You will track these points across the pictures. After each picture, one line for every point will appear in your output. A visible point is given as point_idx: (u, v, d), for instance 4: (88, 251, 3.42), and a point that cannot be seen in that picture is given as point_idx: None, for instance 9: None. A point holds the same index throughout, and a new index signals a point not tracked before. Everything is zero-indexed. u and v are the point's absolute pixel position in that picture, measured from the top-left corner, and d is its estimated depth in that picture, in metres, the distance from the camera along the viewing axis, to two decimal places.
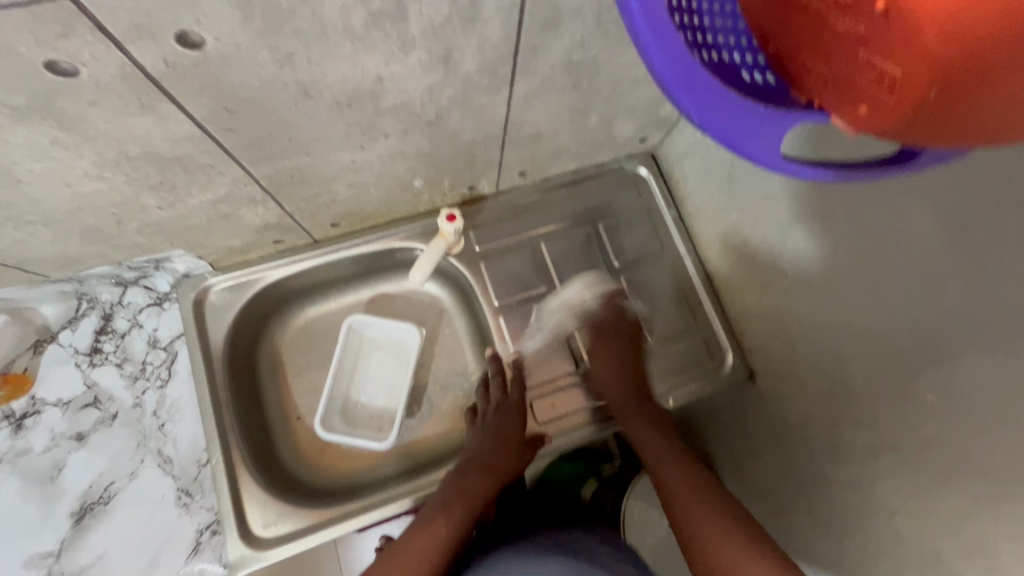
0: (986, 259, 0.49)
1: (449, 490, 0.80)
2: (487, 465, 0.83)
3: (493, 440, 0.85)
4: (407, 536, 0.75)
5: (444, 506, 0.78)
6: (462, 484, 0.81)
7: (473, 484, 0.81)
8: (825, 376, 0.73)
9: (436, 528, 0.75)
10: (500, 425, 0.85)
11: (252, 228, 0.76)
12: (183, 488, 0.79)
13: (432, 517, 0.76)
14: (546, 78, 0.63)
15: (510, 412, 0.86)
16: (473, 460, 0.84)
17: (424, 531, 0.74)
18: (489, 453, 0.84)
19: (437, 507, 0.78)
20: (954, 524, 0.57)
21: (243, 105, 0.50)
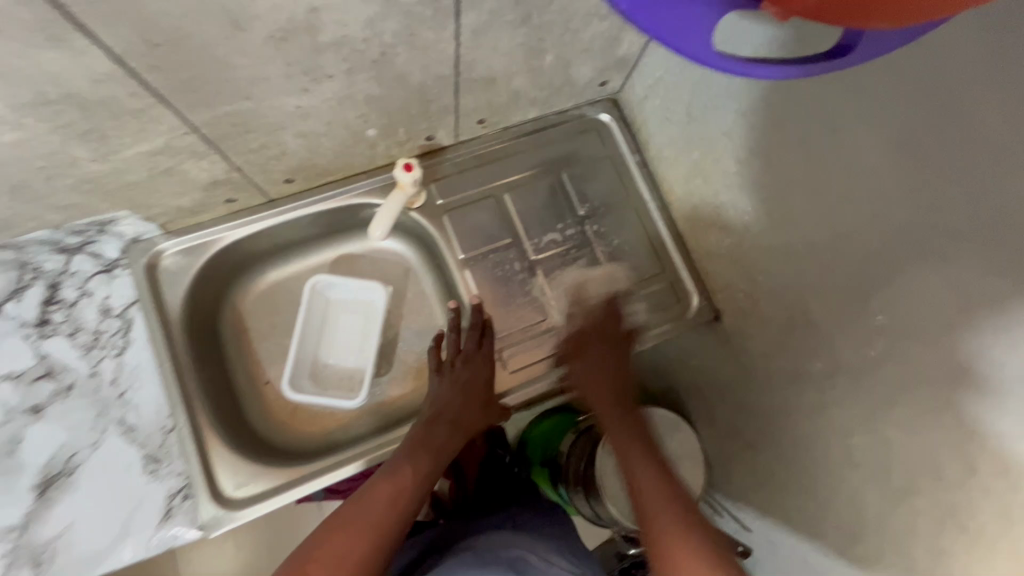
0: (938, 171, 0.50)
1: (415, 440, 0.79)
2: (456, 420, 0.83)
3: (461, 391, 0.85)
4: (371, 483, 0.71)
5: (411, 456, 0.75)
6: (430, 438, 0.80)
7: (440, 436, 0.80)
8: (785, 309, 0.75)
9: (403, 475, 0.73)
10: (470, 381, 0.85)
11: (200, 185, 0.73)
12: (151, 455, 0.78)
13: (399, 463, 0.74)
14: (493, 11, 0.61)
15: (481, 366, 0.86)
16: (442, 414, 0.83)
17: (391, 477, 0.72)
18: (459, 408, 0.83)
19: (403, 456, 0.76)
20: (905, 436, 0.59)
21: (167, 38, 0.47)
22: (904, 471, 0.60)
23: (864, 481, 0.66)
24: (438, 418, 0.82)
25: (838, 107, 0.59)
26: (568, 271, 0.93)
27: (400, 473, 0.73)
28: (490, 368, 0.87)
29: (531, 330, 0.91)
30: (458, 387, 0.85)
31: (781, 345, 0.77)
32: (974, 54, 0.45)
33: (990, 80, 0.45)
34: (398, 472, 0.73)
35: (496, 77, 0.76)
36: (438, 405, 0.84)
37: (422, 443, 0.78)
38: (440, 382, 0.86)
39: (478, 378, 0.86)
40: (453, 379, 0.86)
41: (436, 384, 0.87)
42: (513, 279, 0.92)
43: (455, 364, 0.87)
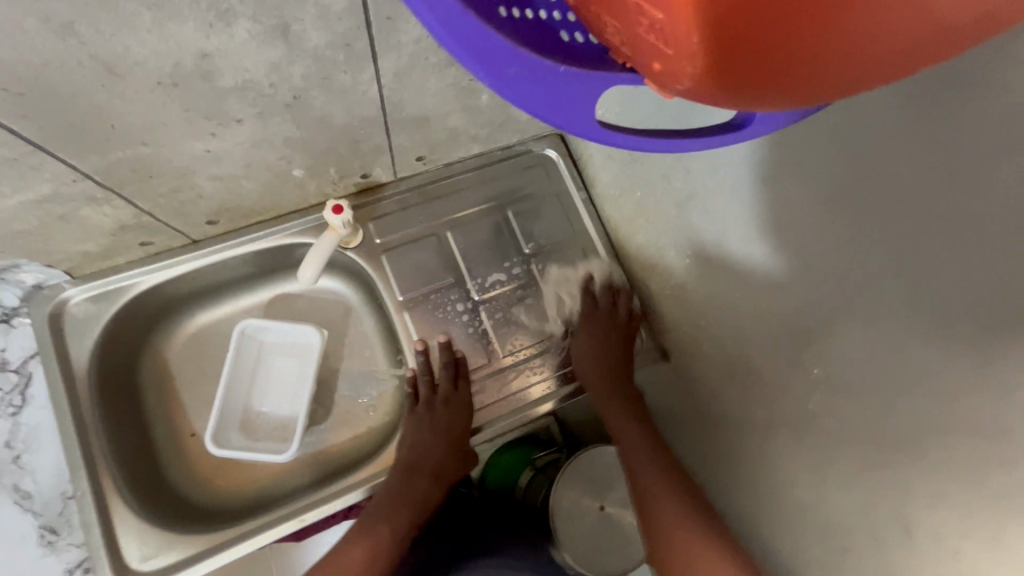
0: (864, 226, 0.49)
1: (390, 494, 0.78)
2: (437, 470, 0.81)
3: (441, 438, 0.82)
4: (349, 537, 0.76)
5: (387, 513, 0.76)
6: (408, 491, 0.78)
7: (419, 490, 0.79)
8: (728, 355, 0.73)
9: (378, 533, 0.76)
10: (449, 425, 0.82)
11: (106, 230, 0.67)
12: (47, 525, 0.71)
13: (376, 523, 0.76)
14: (414, 54, 0.58)
15: (461, 409, 0.83)
16: (422, 464, 0.80)
17: (366, 537, 0.75)
18: (439, 458, 0.81)
19: (380, 512, 0.77)
20: (846, 494, 0.57)
21: (32, 86, 0.42)
22: (844, 529, 0.58)
23: (808, 535, 0.63)
24: (418, 470, 0.80)
25: (768, 155, 0.57)
26: (514, 311, 0.90)
27: (373, 534, 0.75)
28: (469, 409, 0.83)
29: (503, 366, 0.88)
30: (438, 433, 0.82)
31: (726, 390, 0.75)
32: (889, 112, 0.44)
33: (906, 140, 0.44)
34: (372, 532, 0.75)
35: (430, 117, 0.73)
36: (417, 452, 0.81)
37: (397, 499, 0.77)
38: (417, 425, 0.83)
39: (457, 423, 0.82)
40: (432, 422, 0.82)
41: (413, 426, 0.83)
42: (456, 319, 0.88)
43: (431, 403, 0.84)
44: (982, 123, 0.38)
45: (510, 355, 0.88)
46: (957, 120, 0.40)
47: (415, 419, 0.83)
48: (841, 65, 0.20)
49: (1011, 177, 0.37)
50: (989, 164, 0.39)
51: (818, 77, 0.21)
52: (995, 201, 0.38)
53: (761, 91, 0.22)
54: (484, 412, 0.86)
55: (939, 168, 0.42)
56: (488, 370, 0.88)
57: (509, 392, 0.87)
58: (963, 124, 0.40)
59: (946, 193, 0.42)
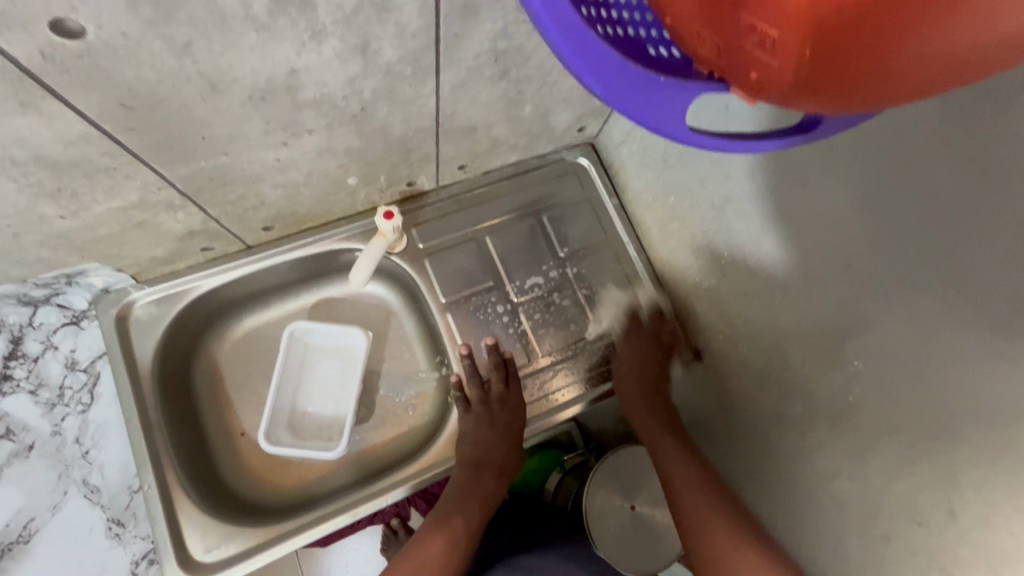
0: (903, 223, 0.52)
1: (459, 488, 0.82)
2: (501, 466, 0.85)
3: (502, 435, 0.85)
4: (424, 532, 0.79)
5: (460, 504, 0.81)
6: (478, 484, 0.83)
7: (487, 484, 0.83)
8: (763, 351, 0.76)
9: (452, 523, 0.80)
10: (510, 425, 0.85)
11: (175, 236, 0.71)
12: (115, 518, 0.75)
13: (449, 514, 0.80)
14: (472, 68, 0.62)
15: (517, 410, 0.86)
16: (487, 459, 0.84)
17: (441, 528, 0.78)
18: (503, 455, 0.85)
19: (451, 505, 0.81)
20: (888, 482, 0.59)
21: (143, 101, 0.47)
22: (885, 516, 0.60)
23: (848, 525, 0.66)
24: (485, 465, 0.84)
25: (806, 159, 0.60)
26: (549, 312, 0.93)
27: (450, 523, 0.79)
28: (522, 409, 0.87)
29: (543, 365, 0.91)
30: (499, 432, 0.85)
31: (761, 386, 0.77)
32: (925, 117, 0.47)
33: (943, 143, 0.46)
34: (448, 522, 0.79)
35: (476, 127, 0.77)
36: (481, 449, 0.84)
37: (466, 492, 0.82)
38: (478, 424, 0.85)
39: (517, 421, 0.86)
40: (489, 421, 0.85)
41: (471, 425, 0.86)
42: (495, 321, 0.92)
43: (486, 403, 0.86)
44: (1020, 126, 0.41)
45: (550, 355, 0.92)
46: (996, 122, 0.42)
47: (468, 419, 0.86)
48: (930, 68, 0.23)
49: None
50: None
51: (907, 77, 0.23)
52: None
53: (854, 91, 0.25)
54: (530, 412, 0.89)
55: (979, 168, 0.44)
56: (531, 370, 0.91)
57: (553, 389, 0.90)
58: (1003, 126, 0.42)
59: (985, 191, 0.44)
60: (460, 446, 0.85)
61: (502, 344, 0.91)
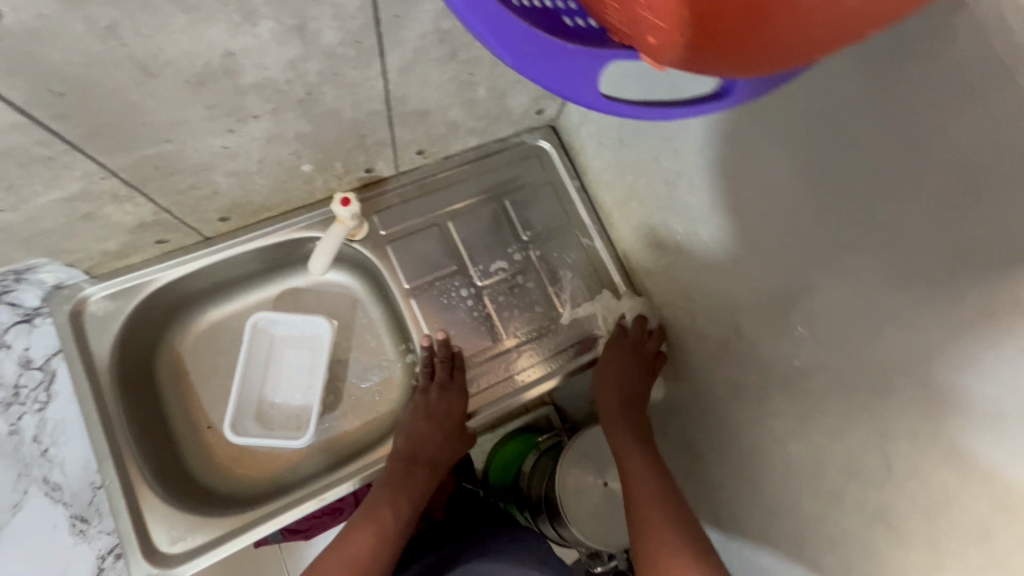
0: (839, 190, 0.53)
1: (392, 481, 0.82)
2: (433, 459, 0.85)
3: (436, 427, 0.86)
4: (350, 529, 0.78)
5: (391, 500, 0.80)
6: (408, 480, 0.83)
7: (419, 478, 0.84)
8: (719, 324, 0.78)
9: (382, 517, 0.79)
10: (445, 415, 0.86)
11: (126, 228, 0.70)
12: (78, 514, 0.75)
13: (378, 508, 0.80)
14: (418, 49, 0.62)
15: (456, 398, 0.86)
16: (419, 453, 0.85)
17: (370, 525, 0.78)
18: (436, 448, 0.86)
19: (383, 499, 0.80)
20: (832, 442, 0.62)
21: (72, 86, 0.46)
22: (832, 475, 0.63)
23: (801, 488, 0.68)
24: (418, 459, 0.84)
25: (748, 132, 0.62)
26: (514, 295, 0.94)
27: (379, 519, 0.79)
28: (461, 399, 0.87)
29: (502, 350, 0.92)
30: (434, 422, 0.86)
31: (718, 359, 0.80)
32: (851, 83, 0.49)
33: (867, 110, 0.48)
34: (377, 516, 0.79)
35: (430, 111, 0.77)
36: (415, 442, 0.85)
37: (398, 486, 0.82)
38: (416, 415, 0.86)
39: (453, 412, 0.86)
40: (427, 411, 0.86)
41: (411, 415, 0.87)
42: (461, 305, 0.92)
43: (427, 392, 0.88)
44: (932, 88, 0.43)
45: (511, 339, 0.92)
46: (912, 87, 0.44)
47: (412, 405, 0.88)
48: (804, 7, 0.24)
49: (958, 130, 0.42)
50: (944, 122, 0.43)
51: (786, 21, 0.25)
52: (947, 159, 0.43)
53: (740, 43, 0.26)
54: (474, 400, 0.89)
55: (898, 133, 0.46)
56: (483, 354, 0.92)
57: (514, 370, 0.91)
58: (913, 93, 0.44)
59: (904, 156, 0.46)
60: (395, 439, 0.86)
61: (465, 330, 0.91)
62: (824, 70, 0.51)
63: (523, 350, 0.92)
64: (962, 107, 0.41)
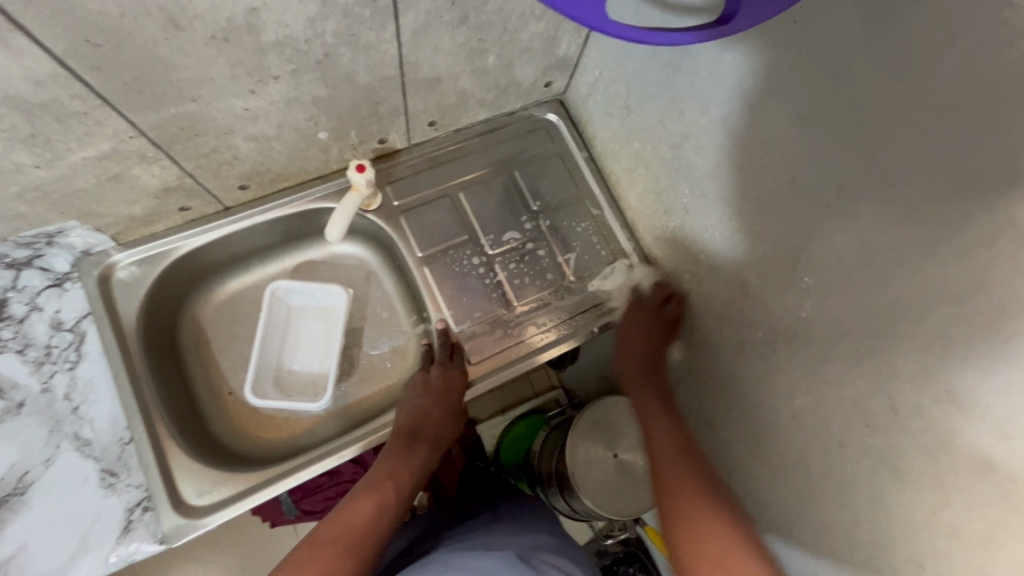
0: (842, 134, 0.55)
1: (394, 455, 0.81)
2: (433, 437, 0.85)
3: (436, 403, 0.86)
4: (352, 498, 0.75)
5: (392, 471, 0.79)
6: (409, 454, 0.82)
7: (421, 453, 0.83)
8: (726, 283, 0.79)
9: (383, 489, 0.76)
10: (445, 391, 0.86)
11: (151, 191, 0.73)
12: (107, 468, 0.77)
13: (380, 479, 0.77)
14: (430, 11, 0.64)
15: (456, 375, 0.87)
16: (420, 430, 0.84)
17: (371, 493, 0.75)
18: (436, 425, 0.85)
19: (384, 471, 0.79)
20: (837, 389, 0.63)
21: (107, 37, 0.49)
22: (838, 424, 0.64)
23: (808, 440, 0.69)
24: (418, 435, 0.84)
25: (752, 87, 0.64)
26: (523, 264, 0.96)
27: (380, 488, 0.76)
28: (462, 375, 0.88)
29: (512, 318, 0.93)
30: (434, 399, 0.86)
31: (726, 318, 0.81)
32: (851, 26, 0.51)
33: (865, 51, 0.50)
34: (377, 488, 0.76)
35: (442, 79, 0.79)
36: (415, 418, 0.85)
37: (401, 459, 0.81)
38: (416, 392, 0.87)
39: (452, 386, 0.87)
40: (425, 387, 0.87)
41: (410, 393, 0.87)
42: (473, 273, 0.94)
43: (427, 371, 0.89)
44: (931, 22, 0.44)
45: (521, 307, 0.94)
46: (913, 22, 0.46)
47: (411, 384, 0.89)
48: None
49: (954, 59, 0.44)
50: (939, 51, 0.45)
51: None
52: (943, 87, 0.45)
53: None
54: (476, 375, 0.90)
55: (897, 69, 0.48)
56: (489, 324, 0.93)
57: (525, 335, 0.93)
58: (912, 30, 0.46)
59: (902, 91, 0.48)
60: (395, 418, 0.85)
61: (478, 297, 0.93)
62: (823, 13, 0.53)
63: (535, 319, 0.94)
64: (954, 35, 0.43)
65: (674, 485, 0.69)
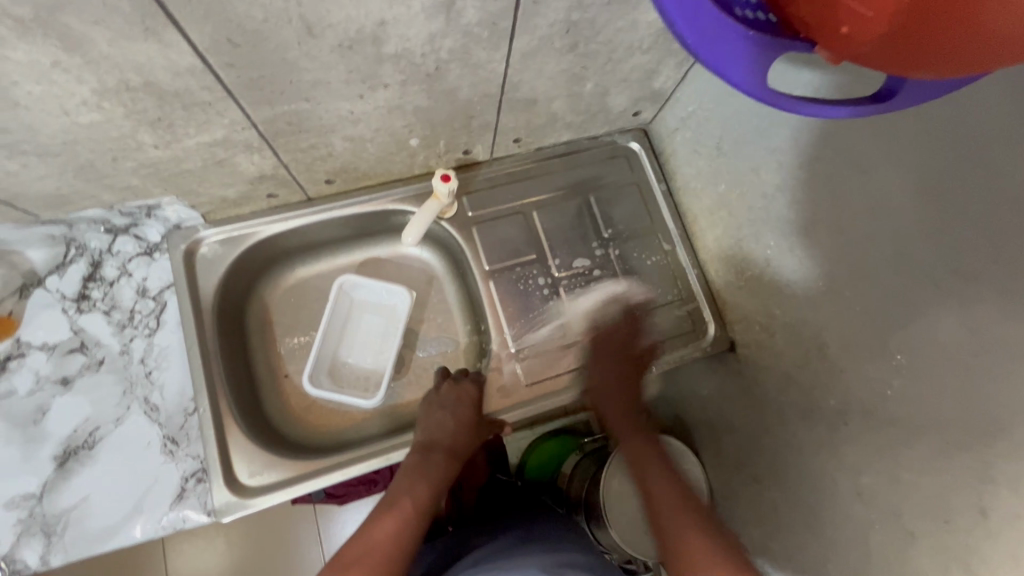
0: (964, 214, 0.52)
1: (412, 470, 0.80)
2: (451, 447, 0.84)
3: (451, 416, 0.86)
4: (375, 516, 0.73)
5: (410, 485, 0.77)
6: (428, 466, 0.80)
7: (439, 465, 0.81)
8: (800, 343, 0.76)
9: (403, 502, 0.74)
10: (458, 404, 0.87)
11: (247, 177, 0.76)
12: (169, 436, 0.80)
13: (398, 494, 0.75)
14: (545, 36, 0.64)
15: (470, 388, 0.89)
16: (436, 442, 0.83)
17: (393, 507, 0.73)
18: (454, 435, 0.85)
19: (403, 487, 0.77)
20: (916, 477, 0.60)
21: (246, 38, 0.50)
22: (911, 512, 0.60)
23: (870, 521, 0.66)
24: (433, 447, 0.83)
25: (866, 150, 0.61)
26: (589, 294, 0.95)
27: (400, 503, 0.74)
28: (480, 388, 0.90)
29: (565, 342, 0.93)
30: (448, 412, 0.87)
31: (793, 378, 0.78)
32: (1001, 109, 0.48)
33: (1009, 133, 0.47)
34: (398, 501, 0.74)
35: (538, 100, 0.79)
36: (431, 433, 0.85)
37: (420, 470, 0.79)
38: (430, 408, 0.87)
39: (465, 398, 0.88)
40: (439, 404, 0.87)
41: (425, 411, 0.88)
42: (537, 293, 0.94)
43: (438, 388, 0.90)
44: None
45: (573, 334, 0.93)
46: None
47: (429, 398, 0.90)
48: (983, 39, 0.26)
49: None
50: None
51: (990, 43, 0.26)
52: None
53: (943, 53, 0.28)
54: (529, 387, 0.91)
55: None
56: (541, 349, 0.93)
57: (578, 362, 0.92)
58: None
59: None
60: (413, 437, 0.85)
61: (541, 322, 0.93)
62: (968, 85, 0.50)
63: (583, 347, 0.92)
64: None
65: (669, 514, 0.66)
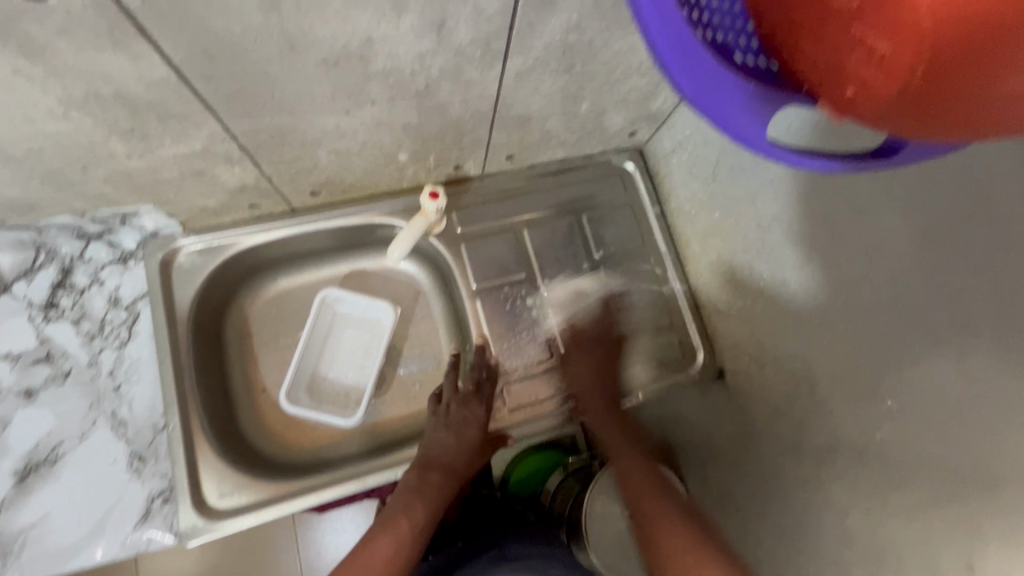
0: (963, 262, 0.51)
1: (409, 489, 0.80)
2: (450, 465, 0.83)
3: (453, 435, 0.85)
4: (372, 538, 0.74)
5: (407, 506, 0.77)
6: (425, 486, 0.80)
7: (436, 484, 0.81)
8: (790, 377, 0.74)
9: (399, 525, 0.76)
10: (462, 424, 0.85)
11: (227, 188, 0.73)
12: (136, 452, 0.78)
13: (394, 515, 0.76)
14: (539, 57, 0.62)
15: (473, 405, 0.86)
16: (437, 460, 0.83)
17: (388, 531, 0.74)
18: (456, 454, 0.84)
19: (399, 507, 0.78)
20: (905, 524, 0.58)
21: (223, 51, 0.48)
22: (898, 559, 0.59)
23: (855, 565, 0.64)
24: (432, 466, 0.82)
25: (864, 189, 0.60)
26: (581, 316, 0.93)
27: (396, 526, 0.75)
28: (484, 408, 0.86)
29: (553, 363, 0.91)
30: (451, 431, 0.85)
31: (782, 412, 0.76)
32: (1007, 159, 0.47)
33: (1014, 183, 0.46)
34: (395, 525, 0.76)
35: (532, 118, 0.77)
36: (431, 450, 0.84)
37: (418, 490, 0.80)
38: (434, 424, 0.86)
39: (471, 418, 0.85)
40: (444, 420, 0.86)
41: (430, 427, 0.87)
42: (523, 313, 0.92)
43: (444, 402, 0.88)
44: None
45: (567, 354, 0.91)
46: None
47: (435, 415, 0.87)
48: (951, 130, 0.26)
49: None
50: None
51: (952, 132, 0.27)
52: None
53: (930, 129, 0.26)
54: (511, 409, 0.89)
55: None
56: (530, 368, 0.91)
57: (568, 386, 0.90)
58: None
59: None
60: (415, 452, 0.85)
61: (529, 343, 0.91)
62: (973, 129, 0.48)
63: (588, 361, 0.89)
64: None
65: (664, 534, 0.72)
